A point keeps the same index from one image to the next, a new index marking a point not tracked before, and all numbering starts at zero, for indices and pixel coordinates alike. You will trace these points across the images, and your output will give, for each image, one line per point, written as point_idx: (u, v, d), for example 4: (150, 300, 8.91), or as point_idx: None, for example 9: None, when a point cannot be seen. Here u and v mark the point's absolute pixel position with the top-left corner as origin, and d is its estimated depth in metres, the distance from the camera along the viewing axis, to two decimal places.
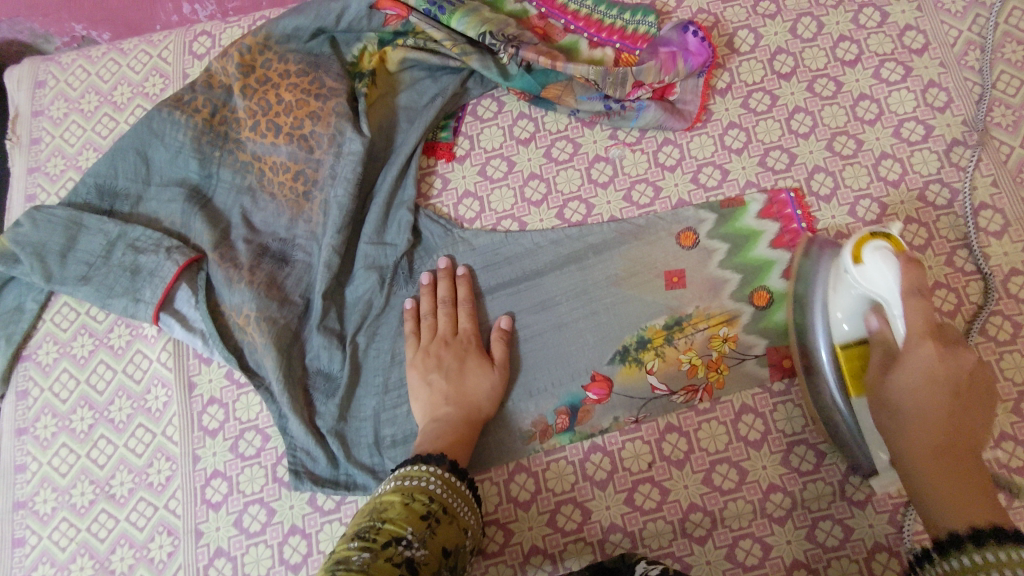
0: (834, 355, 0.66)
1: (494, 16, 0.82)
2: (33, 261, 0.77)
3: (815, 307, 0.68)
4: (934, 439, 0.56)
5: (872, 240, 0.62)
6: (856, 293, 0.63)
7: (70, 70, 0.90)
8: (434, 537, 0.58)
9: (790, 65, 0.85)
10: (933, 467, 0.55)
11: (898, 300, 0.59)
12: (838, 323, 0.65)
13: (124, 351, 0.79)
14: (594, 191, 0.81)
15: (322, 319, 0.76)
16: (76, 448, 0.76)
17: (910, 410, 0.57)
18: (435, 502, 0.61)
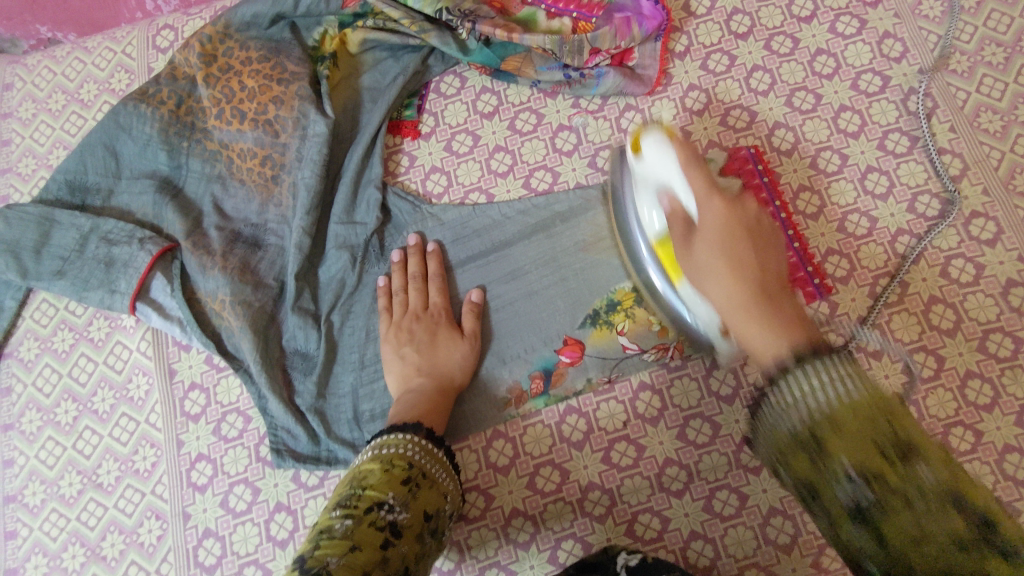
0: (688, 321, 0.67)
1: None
2: (8, 259, 0.78)
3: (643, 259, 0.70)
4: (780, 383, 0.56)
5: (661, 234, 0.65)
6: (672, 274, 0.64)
7: (36, 71, 0.91)
8: (415, 501, 0.59)
9: (747, 24, 0.85)
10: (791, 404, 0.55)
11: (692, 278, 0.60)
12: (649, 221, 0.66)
13: (104, 344, 0.80)
14: (559, 160, 0.82)
15: (296, 300, 0.77)
16: (63, 440, 0.77)
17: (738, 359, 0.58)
18: (414, 467, 0.62)
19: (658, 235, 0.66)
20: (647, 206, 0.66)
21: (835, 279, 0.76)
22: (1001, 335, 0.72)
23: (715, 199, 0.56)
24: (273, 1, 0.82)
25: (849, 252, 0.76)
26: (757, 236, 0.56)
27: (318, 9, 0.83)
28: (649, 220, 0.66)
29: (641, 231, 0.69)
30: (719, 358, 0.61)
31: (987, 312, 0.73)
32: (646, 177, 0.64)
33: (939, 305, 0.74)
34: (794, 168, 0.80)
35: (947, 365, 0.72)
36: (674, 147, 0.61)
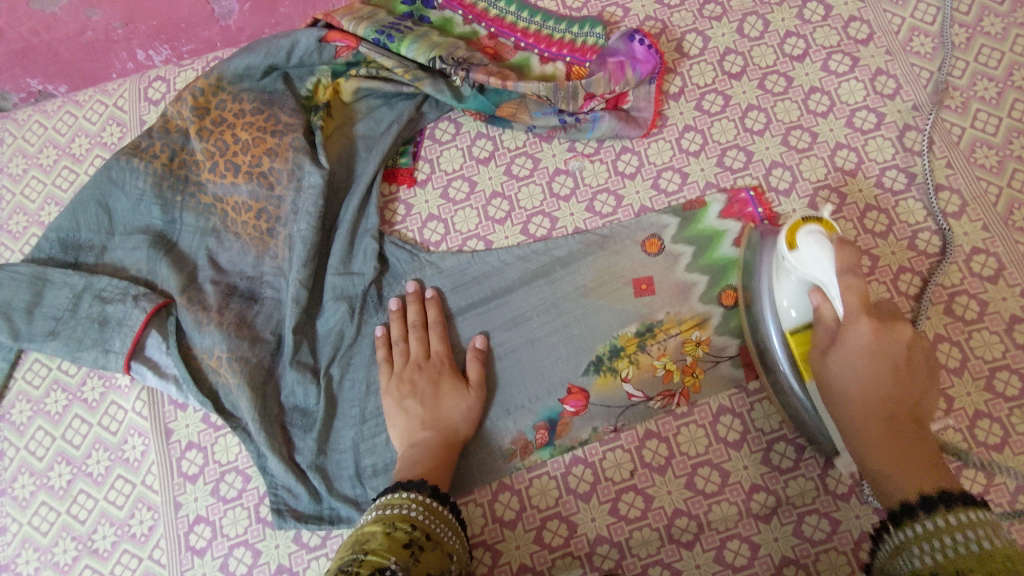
0: (784, 340, 0.66)
1: (443, 39, 0.83)
2: None
3: (763, 295, 0.67)
4: (879, 411, 0.57)
5: (805, 225, 0.63)
6: (796, 276, 0.63)
7: (27, 126, 0.90)
8: (418, 565, 0.56)
9: (740, 64, 0.86)
10: (880, 442, 0.56)
11: (835, 283, 0.60)
12: (785, 307, 0.65)
13: (98, 404, 0.78)
14: (557, 205, 0.82)
15: (295, 354, 0.76)
16: (57, 505, 0.75)
17: (853, 377, 0.58)
18: (417, 529, 0.60)
19: (796, 329, 0.65)
20: (787, 288, 0.64)
21: None
22: (1008, 373, 0.71)
23: (864, 320, 0.58)
24: (267, 53, 0.82)
25: None
26: (905, 370, 0.58)
27: (312, 60, 0.83)
28: (785, 309, 0.65)
29: (772, 312, 0.67)
30: (817, 365, 0.61)
31: (992, 349, 0.72)
32: (798, 252, 0.62)
33: (944, 344, 0.73)
34: (793, 209, 0.79)
35: (955, 405, 0.71)
36: (834, 251, 0.60)
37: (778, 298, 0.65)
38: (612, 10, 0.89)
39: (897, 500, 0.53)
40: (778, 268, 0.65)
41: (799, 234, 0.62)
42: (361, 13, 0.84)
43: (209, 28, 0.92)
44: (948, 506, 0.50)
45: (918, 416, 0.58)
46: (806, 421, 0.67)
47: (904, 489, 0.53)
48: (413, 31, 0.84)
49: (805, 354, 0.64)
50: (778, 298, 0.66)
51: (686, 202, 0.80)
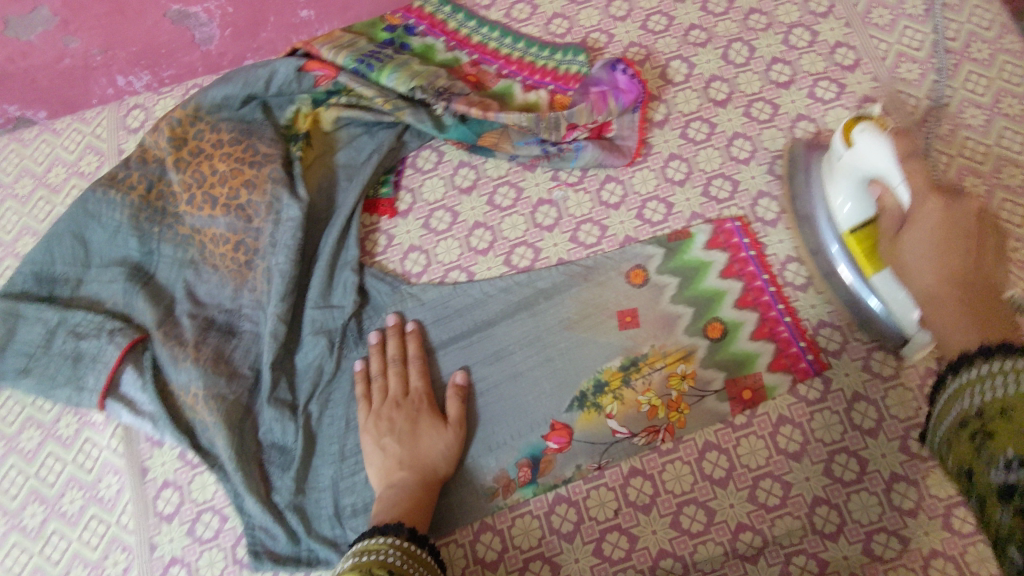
0: (845, 243, 0.71)
1: (423, 68, 0.82)
2: None
3: (819, 207, 0.74)
4: (959, 295, 0.57)
5: (859, 124, 0.69)
6: (854, 173, 0.68)
7: (4, 155, 0.89)
8: None
9: (726, 91, 0.85)
10: (956, 311, 0.56)
11: (893, 170, 0.64)
12: (843, 209, 0.70)
13: (73, 441, 0.77)
14: (540, 235, 0.81)
15: (273, 391, 0.75)
16: (29, 546, 0.74)
17: (930, 261, 0.59)
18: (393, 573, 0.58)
19: (854, 227, 0.70)
20: (844, 186, 0.70)
21: (828, 353, 0.73)
22: None
23: (933, 197, 0.61)
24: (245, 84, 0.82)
25: (839, 323, 0.75)
26: (978, 244, 0.59)
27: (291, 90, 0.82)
28: (841, 207, 0.71)
29: (829, 223, 0.73)
30: (892, 253, 0.64)
31: None
32: (855, 148, 0.68)
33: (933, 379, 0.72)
34: (780, 239, 0.78)
35: None
36: (891, 142, 0.65)
37: (833, 197, 0.71)
38: (596, 37, 0.89)
39: (960, 352, 0.53)
40: (835, 171, 0.72)
41: (855, 131, 0.68)
42: (340, 43, 0.84)
43: (190, 54, 0.91)
44: (998, 352, 0.49)
45: (996, 295, 0.58)
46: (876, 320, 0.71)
47: (972, 338, 0.53)
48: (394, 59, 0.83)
49: (865, 251, 0.69)
50: (833, 197, 0.72)
51: (671, 233, 0.79)
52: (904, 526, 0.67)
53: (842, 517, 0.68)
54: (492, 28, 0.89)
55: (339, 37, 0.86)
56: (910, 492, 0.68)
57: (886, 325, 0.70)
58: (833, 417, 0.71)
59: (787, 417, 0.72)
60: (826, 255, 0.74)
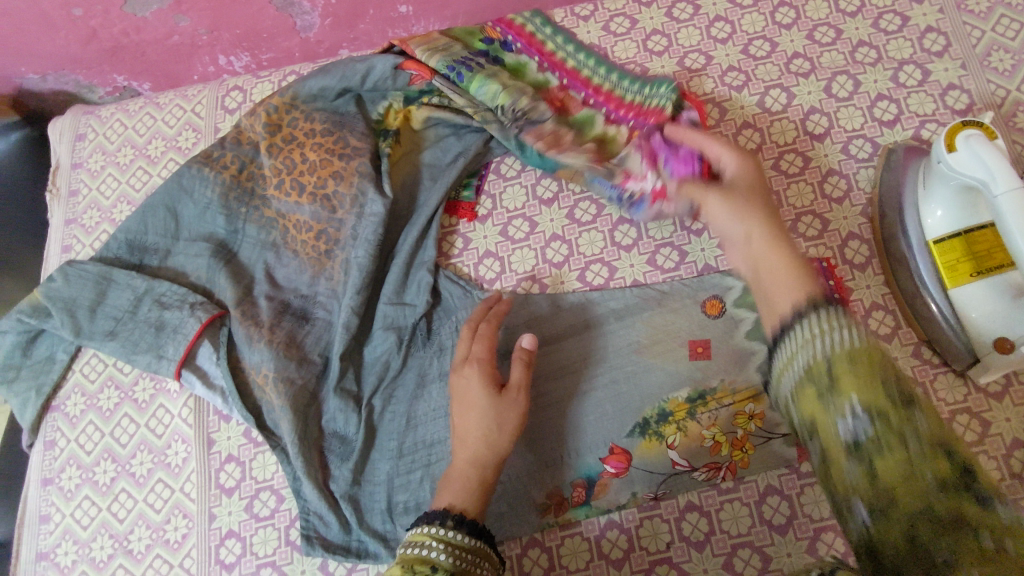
0: (928, 252, 0.71)
1: (514, 83, 0.81)
2: (64, 317, 0.78)
3: (908, 210, 0.73)
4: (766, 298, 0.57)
5: (965, 129, 0.67)
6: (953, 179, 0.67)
7: (109, 123, 0.93)
8: None
9: (825, 125, 0.82)
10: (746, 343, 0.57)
11: (991, 180, 0.63)
12: (935, 215, 0.70)
13: (147, 406, 0.80)
14: (618, 254, 0.80)
15: (340, 380, 0.76)
16: (98, 501, 0.77)
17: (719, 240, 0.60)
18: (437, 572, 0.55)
19: (942, 237, 0.70)
20: (940, 192, 0.69)
21: None
22: None
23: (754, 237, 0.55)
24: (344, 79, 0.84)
25: (922, 380, 0.72)
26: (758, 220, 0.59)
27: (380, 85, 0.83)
28: (933, 214, 0.70)
29: (915, 229, 0.72)
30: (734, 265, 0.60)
31: None
32: (956, 154, 0.66)
33: (1021, 450, 0.68)
34: (867, 285, 0.75)
35: None
36: (996, 152, 0.64)
37: (926, 203, 0.71)
38: (695, 57, 0.87)
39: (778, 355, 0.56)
40: (931, 176, 0.71)
41: (959, 136, 0.66)
42: (436, 47, 0.84)
43: (290, 40, 0.94)
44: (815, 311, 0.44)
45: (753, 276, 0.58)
46: (943, 334, 0.70)
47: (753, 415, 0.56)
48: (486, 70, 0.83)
49: (949, 262, 0.69)
50: (925, 203, 0.71)
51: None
52: None
53: None
54: (588, 55, 0.87)
55: (435, 40, 0.85)
56: None
57: (954, 343, 0.69)
58: None
59: None
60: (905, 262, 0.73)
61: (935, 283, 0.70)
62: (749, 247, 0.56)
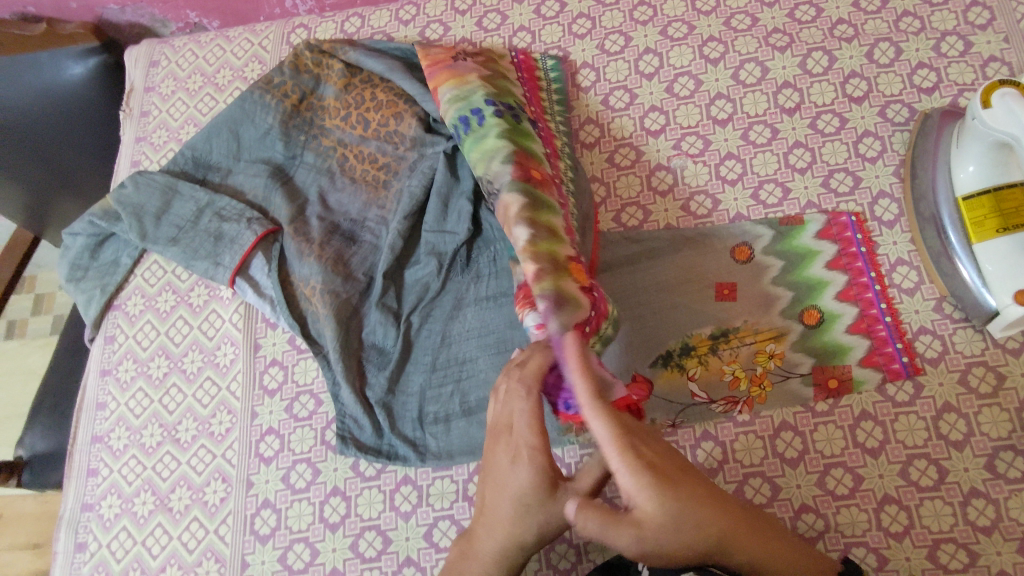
0: (956, 209, 0.75)
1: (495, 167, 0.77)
2: (132, 221, 0.85)
3: (939, 169, 0.77)
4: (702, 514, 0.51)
5: (1003, 87, 0.68)
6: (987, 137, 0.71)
7: (181, 52, 0.99)
8: None
9: (863, 89, 0.84)
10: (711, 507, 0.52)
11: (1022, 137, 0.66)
12: (967, 172, 0.74)
13: (201, 310, 0.86)
14: (653, 199, 0.84)
15: (382, 297, 0.81)
16: (151, 393, 0.83)
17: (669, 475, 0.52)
18: None
19: (971, 194, 0.73)
20: (973, 150, 0.73)
21: (924, 360, 0.73)
22: None
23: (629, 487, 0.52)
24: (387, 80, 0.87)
25: (942, 333, 0.74)
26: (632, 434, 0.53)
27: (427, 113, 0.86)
28: (965, 171, 0.74)
29: (945, 187, 0.76)
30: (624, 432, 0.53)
31: None
32: (992, 111, 0.68)
33: None
34: (894, 240, 0.78)
35: None
36: None
37: (959, 161, 0.75)
38: (741, 18, 0.90)
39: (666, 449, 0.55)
40: (965, 135, 0.74)
41: (996, 94, 0.68)
42: (469, 76, 0.83)
43: None
44: None
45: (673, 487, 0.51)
46: (964, 289, 0.73)
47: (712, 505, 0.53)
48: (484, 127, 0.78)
49: (976, 218, 0.73)
50: (958, 161, 0.75)
51: (784, 218, 0.80)
52: (975, 542, 0.66)
53: (911, 520, 0.67)
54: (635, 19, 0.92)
55: (479, 67, 0.85)
56: (988, 510, 0.67)
57: (974, 297, 0.72)
58: (919, 422, 0.71)
59: (871, 413, 0.72)
60: (932, 219, 0.76)
61: (960, 238, 0.74)
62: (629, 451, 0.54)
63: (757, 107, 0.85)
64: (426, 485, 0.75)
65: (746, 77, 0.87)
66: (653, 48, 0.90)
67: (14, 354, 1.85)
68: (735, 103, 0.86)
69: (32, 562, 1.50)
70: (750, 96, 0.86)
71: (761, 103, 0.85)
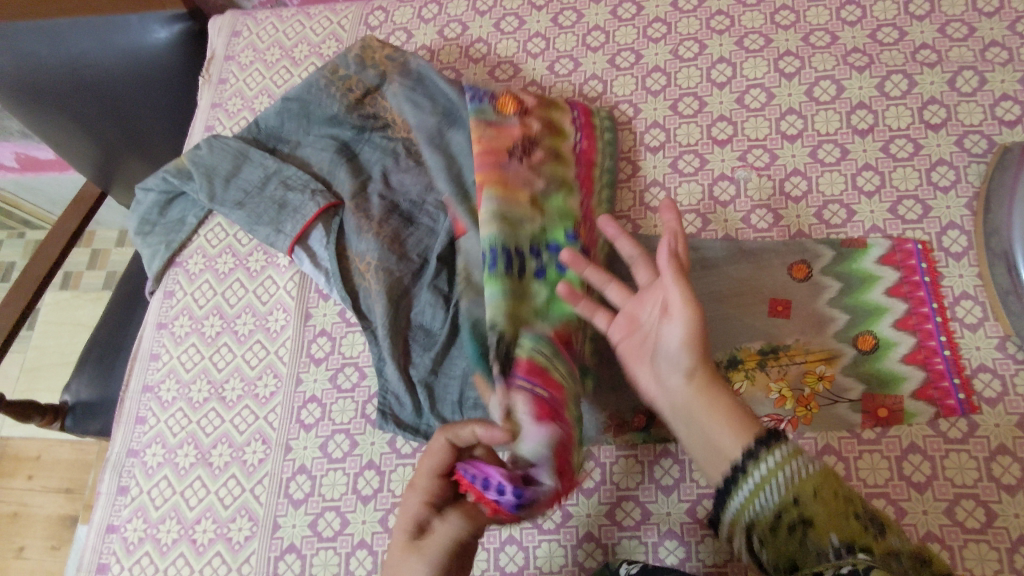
0: None
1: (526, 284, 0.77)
2: (203, 180, 0.88)
3: (1017, 203, 0.74)
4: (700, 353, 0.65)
5: None
6: None
7: (263, 25, 1.02)
8: None
9: (942, 116, 0.82)
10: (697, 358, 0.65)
11: None
12: None
13: (257, 274, 0.88)
14: (713, 208, 0.83)
15: (434, 279, 0.82)
16: (202, 350, 0.86)
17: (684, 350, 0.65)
18: None
19: None
20: None
21: (981, 398, 0.71)
22: None
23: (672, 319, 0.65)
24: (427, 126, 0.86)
25: (1003, 373, 0.71)
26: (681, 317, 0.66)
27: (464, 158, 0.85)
28: None
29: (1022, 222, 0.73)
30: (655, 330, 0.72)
31: None
32: None
33: None
34: (960, 274, 0.76)
35: None
36: None
37: None
38: (820, 35, 0.89)
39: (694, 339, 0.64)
40: None
41: None
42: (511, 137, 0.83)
43: None
44: None
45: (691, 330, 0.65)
46: None
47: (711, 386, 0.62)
48: (521, 279, 0.77)
49: None
50: None
51: (847, 241, 0.78)
52: None
53: (953, 559, 0.65)
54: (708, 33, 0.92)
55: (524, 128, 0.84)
56: None
57: None
58: (969, 461, 0.68)
59: (920, 447, 0.70)
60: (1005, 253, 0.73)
61: None
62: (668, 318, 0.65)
63: (829, 126, 0.84)
64: None
65: (820, 94, 0.86)
66: (726, 57, 0.90)
67: (66, 305, 1.92)
68: (806, 119, 0.85)
69: (63, 505, 1.55)
70: (822, 114, 0.85)
71: (833, 121, 0.84)
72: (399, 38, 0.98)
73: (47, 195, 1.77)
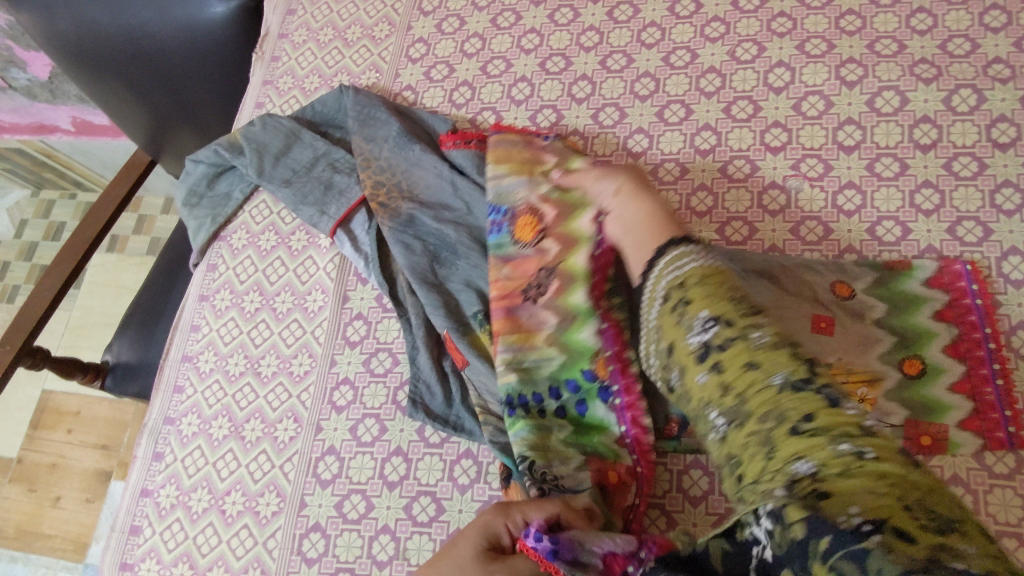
0: None
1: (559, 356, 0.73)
2: (254, 157, 0.89)
3: None
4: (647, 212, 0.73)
5: None
6: None
7: (318, 4, 1.03)
8: None
9: (1012, 135, 0.78)
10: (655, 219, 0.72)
11: None
12: None
13: (298, 254, 0.89)
14: (761, 217, 0.81)
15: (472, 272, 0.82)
16: (241, 324, 0.87)
17: (648, 236, 0.71)
18: None
19: None
20: None
21: None
22: None
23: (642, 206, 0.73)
24: (444, 176, 0.85)
25: None
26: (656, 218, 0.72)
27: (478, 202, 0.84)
28: None
29: None
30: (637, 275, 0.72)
31: None
32: None
33: None
34: (1018, 302, 0.72)
35: None
36: None
37: None
38: (887, 43, 0.86)
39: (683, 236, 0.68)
40: None
41: None
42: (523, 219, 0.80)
43: None
44: None
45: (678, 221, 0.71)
46: None
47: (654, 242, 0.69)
48: (546, 417, 0.73)
49: None
50: None
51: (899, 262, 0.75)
52: None
53: None
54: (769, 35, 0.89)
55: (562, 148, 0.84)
56: None
57: None
58: (1014, 498, 0.66)
59: (963, 479, 0.67)
60: None
61: None
62: (616, 201, 0.75)
63: (889, 139, 0.81)
64: (487, 463, 0.75)
65: (882, 105, 0.83)
66: (785, 61, 0.87)
67: (112, 267, 1.97)
68: (865, 130, 0.82)
69: (99, 461, 1.60)
70: (883, 126, 0.82)
71: (894, 134, 0.81)
72: (451, 25, 0.98)
73: (98, 159, 1.80)
